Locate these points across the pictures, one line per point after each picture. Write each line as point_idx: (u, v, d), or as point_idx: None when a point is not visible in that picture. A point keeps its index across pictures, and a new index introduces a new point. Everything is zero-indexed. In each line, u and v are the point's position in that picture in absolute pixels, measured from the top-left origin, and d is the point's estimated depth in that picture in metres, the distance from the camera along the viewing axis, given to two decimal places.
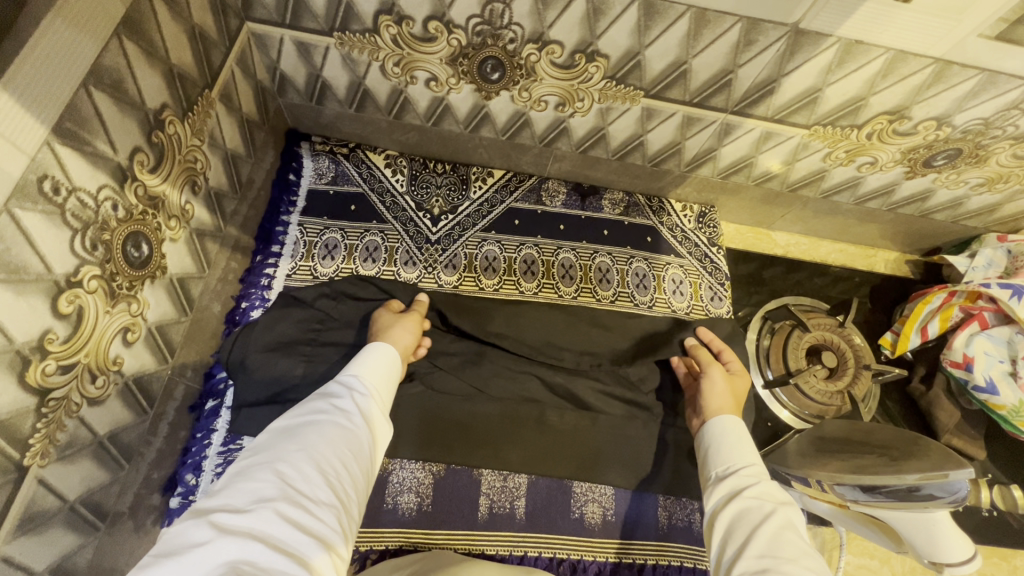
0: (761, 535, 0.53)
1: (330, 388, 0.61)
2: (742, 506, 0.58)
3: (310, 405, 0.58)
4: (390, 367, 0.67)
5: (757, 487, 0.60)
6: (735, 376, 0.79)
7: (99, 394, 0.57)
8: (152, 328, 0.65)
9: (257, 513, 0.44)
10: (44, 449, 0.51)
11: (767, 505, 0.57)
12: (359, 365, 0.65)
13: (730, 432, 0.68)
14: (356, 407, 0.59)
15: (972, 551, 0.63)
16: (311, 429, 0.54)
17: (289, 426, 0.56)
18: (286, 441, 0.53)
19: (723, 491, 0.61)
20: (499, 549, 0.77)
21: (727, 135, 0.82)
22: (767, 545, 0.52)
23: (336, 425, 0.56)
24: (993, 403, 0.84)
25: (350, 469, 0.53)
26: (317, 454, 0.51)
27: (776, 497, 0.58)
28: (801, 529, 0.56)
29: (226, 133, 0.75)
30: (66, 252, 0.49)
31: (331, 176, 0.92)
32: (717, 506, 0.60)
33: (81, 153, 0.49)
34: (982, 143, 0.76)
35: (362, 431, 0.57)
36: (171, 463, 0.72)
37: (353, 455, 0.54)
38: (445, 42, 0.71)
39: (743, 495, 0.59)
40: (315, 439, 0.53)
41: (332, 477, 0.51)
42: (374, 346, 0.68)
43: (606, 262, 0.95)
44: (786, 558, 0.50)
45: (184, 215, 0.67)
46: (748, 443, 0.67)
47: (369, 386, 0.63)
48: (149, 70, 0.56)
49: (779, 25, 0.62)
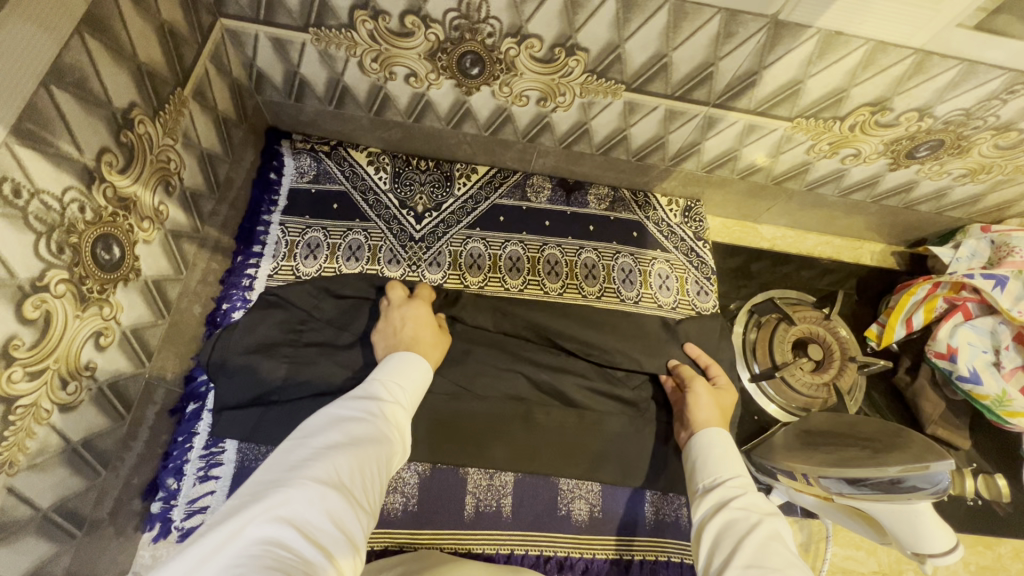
0: (749, 546, 0.54)
1: (377, 380, 0.63)
2: (729, 516, 0.58)
3: (357, 395, 0.60)
4: (428, 374, 0.68)
5: (747, 497, 0.60)
6: (720, 390, 0.79)
7: (71, 400, 0.56)
8: (127, 331, 0.64)
9: (301, 504, 0.47)
10: (12, 458, 0.50)
11: (754, 517, 0.57)
12: (403, 363, 0.66)
13: (721, 442, 0.69)
14: (397, 407, 0.61)
15: (954, 541, 0.62)
16: (356, 422, 0.56)
17: (335, 414, 0.57)
18: (333, 431, 0.55)
19: (712, 499, 0.61)
20: (486, 548, 0.76)
21: (710, 129, 0.82)
22: (755, 556, 0.53)
23: (379, 422, 0.57)
24: (977, 393, 0.85)
25: (384, 470, 0.55)
26: (360, 450, 0.53)
27: (762, 507, 0.59)
28: (787, 538, 0.57)
29: (201, 132, 0.74)
30: (31, 256, 0.48)
31: (313, 175, 0.91)
32: (706, 513, 0.61)
33: (44, 154, 0.48)
34: (964, 134, 0.76)
35: (398, 436, 0.58)
36: (152, 467, 0.71)
37: (390, 457, 0.56)
38: (423, 36, 0.70)
39: (731, 506, 0.59)
40: (359, 435, 0.55)
41: (369, 477, 0.53)
42: (409, 358, 0.67)
43: (592, 258, 0.95)
44: (772, 569, 0.51)
45: (158, 216, 0.66)
46: (735, 455, 0.67)
47: (412, 388, 0.64)
48: (116, 68, 0.54)
49: (758, 16, 0.61)
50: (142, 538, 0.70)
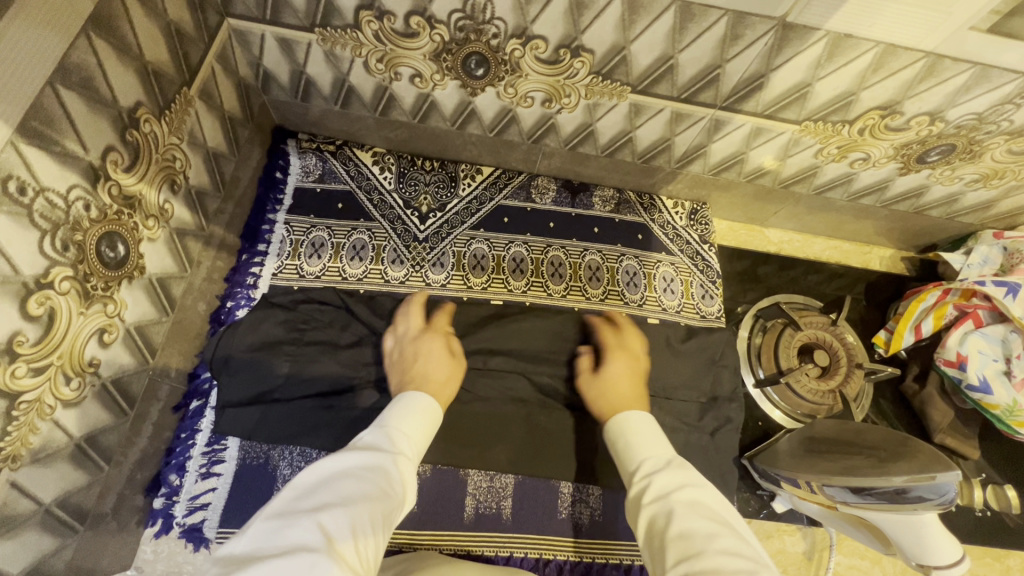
0: (672, 541, 0.51)
1: (380, 431, 0.61)
2: (649, 511, 0.56)
3: (356, 451, 0.57)
4: (430, 425, 0.66)
5: (655, 479, 0.58)
6: (607, 367, 0.75)
7: (75, 396, 0.56)
8: (131, 328, 0.64)
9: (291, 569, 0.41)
10: (15, 453, 0.50)
11: (665, 502, 0.55)
12: (405, 414, 0.64)
13: (632, 416, 0.67)
14: (398, 464, 0.58)
15: (961, 554, 0.61)
16: (355, 481, 0.53)
17: (331, 474, 0.54)
18: (329, 492, 0.51)
19: (632, 496, 0.59)
20: (485, 550, 0.76)
21: (717, 132, 0.81)
22: (679, 548, 0.50)
23: (378, 482, 0.54)
24: (987, 402, 0.83)
25: (379, 533, 0.51)
26: (357, 511, 0.50)
27: (673, 483, 0.57)
28: (708, 506, 0.55)
29: (206, 131, 0.74)
30: (35, 253, 0.48)
31: (318, 174, 0.91)
32: (632, 516, 0.59)
33: (50, 153, 0.48)
34: (976, 139, 0.75)
35: (396, 492, 0.55)
36: (155, 463, 0.72)
37: (384, 518, 0.52)
38: (428, 37, 0.70)
39: (645, 501, 0.57)
40: (356, 496, 0.51)
41: (364, 541, 0.48)
42: (427, 404, 0.67)
43: (596, 260, 0.94)
44: (699, 555, 0.49)
45: (163, 215, 0.66)
46: (640, 428, 0.65)
47: (412, 440, 0.62)
48: (122, 67, 0.54)
49: (766, 18, 0.60)
50: (143, 533, 0.70)
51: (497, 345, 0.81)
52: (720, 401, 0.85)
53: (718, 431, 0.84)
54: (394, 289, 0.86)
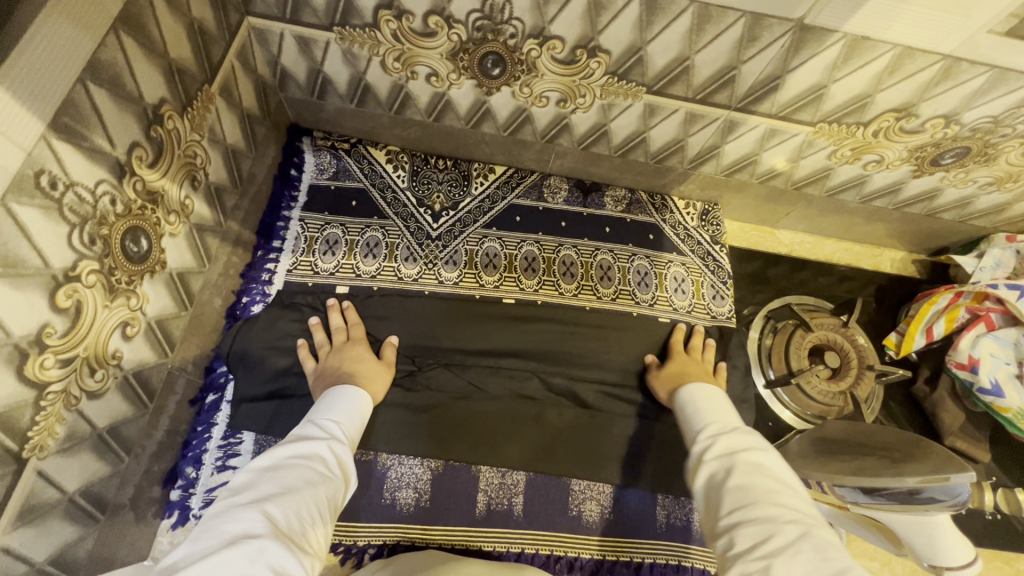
0: (729, 492, 0.51)
1: (311, 425, 0.63)
2: (710, 464, 0.56)
3: (289, 444, 0.59)
4: (361, 418, 0.69)
5: (725, 441, 0.58)
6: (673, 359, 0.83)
7: (99, 387, 0.57)
8: (152, 322, 0.65)
9: (242, 551, 0.42)
10: (43, 442, 0.50)
11: (728, 460, 0.56)
12: (338, 411, 0.67)
13: (698, 391, 0.70)
14: (334, 453, 0.60)
15: (973, 555, 0.62)
16: (293, 468, 0.54)
17: (269, 467, 0.55)
18: (270, 483, 0.52)
19: (694, 454, 0.60)
20: (496, 546, 0.77)
21: (730, 132, 0.81)
22: (734, 497, 0.50)
23: (315, 471, 0.56)
24: (998, 405, 0.83)
25: (324, 514, 0.52)
26: (299, 497, 0.51)
27: (739, 444, 0.57)
28: (774, 467, 0.54)
29: (227, 128, 0.75)
30: (64, 247, 0.48)
31: (332, 171, 0.92)
32: (691, 474, 0.59)
33: (79, 149, 0.48)
34: (991, 142, 0.75)
35: (335, 477, 0.57)
36: (172, 455, 0.73)
37: (328, 501, 0.54)
38: (445, 37, 0.71)
39: (707, 457, 0.57)
40: (297, 483, 0.53)
41: (308, 522, 0.50)
42: (358, 397, 0.70)
43: (608, 260, 0.94)
44: (754, 506, 0.48)
45: (184, 210, 0.67)
46: (716, 406, 0.67)
47: (343, 432, 0.64)
48: (148, 64, 0.55)
49: (783, 20, 0.61)
50: (160, 524, 0.71)
51: (510, 346, 0.84)
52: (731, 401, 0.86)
53: None
54: (407, 287, 0.87)
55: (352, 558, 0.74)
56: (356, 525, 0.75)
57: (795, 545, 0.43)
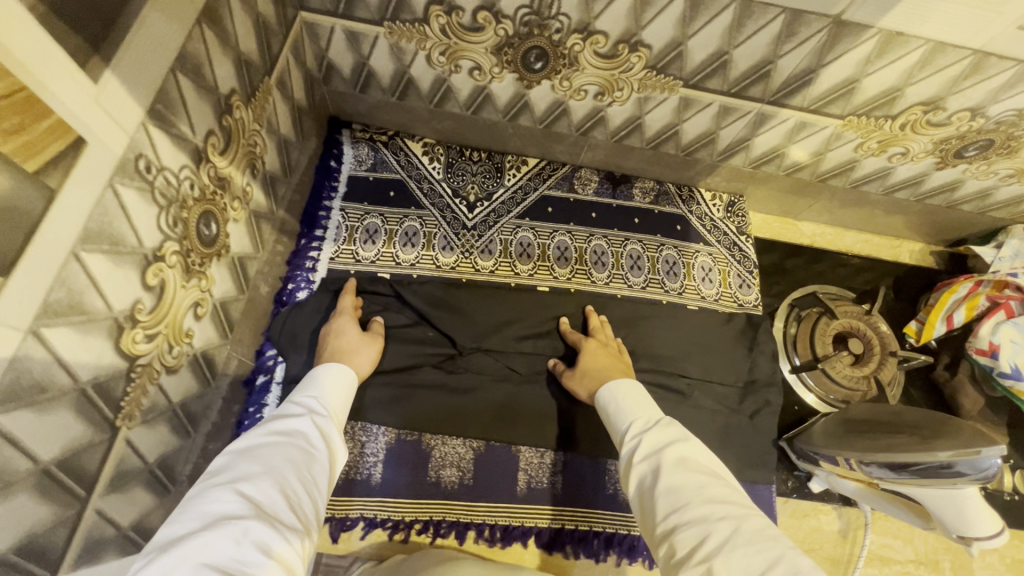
0: (659, 494, 0.54)
1: (293, 401, 0.61)
2: (641, 465, 0.58)
3: (270, 421, 0.57)
4: (345, 391, 0.68)
5: (648, 440, 0.60)
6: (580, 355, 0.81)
7: (174, 363, 0.60)
8: (217, 304, 0.68)
9: (225, 534, 0.41)
10: (131, 413, 0.54)
11: (653, 459, 0.58)
12: (324, 387, 0.66)
13: (620, 389, 0.71)
14: (317, 427, 0.58)
15: (1000, 526, 0.65)
16: (276, 445, 0.53)
17: (249, 445, 0.53)
18: (250, 460, 0.50)
19: (625, 456, 0.62)
20: (537, 522, 0.80)
21: (761, 125, 0.84)
22: (667, 499, 0.53)
23: (298, 446, 0.54)
24: (1018, 389, 0.86)
25: (309, 489, 0.51)
26: (282, 473, 0.50)
27: (663, 439, 0.60)
28: (698, 460, 0.57)
29: (280, 119, 0.78)
30: (154, 227, 0.51)
31: (371, 163, 0.95)
32: (624, 476, 0.61)
33: (169, 135, 0.51)
34: (1014, 134, 0.78)
35: (320, 451, 0.56)
36: (228, 434, 0.76)
37: (314, 476, 0.53)
38: (492, 31, 0.73)
39: (635, 460, 0.59)
40: (279, 459, 0.51)
41: (295, 498, 0.49)
42: (334, 367, 0.70)
43: (637, 250, 0.97)
44: (691, 506, 0.51)
45: (245, 197, 0.70)
46: (642, 399, 0.69)
47: (328, 406, 0.63)
48: (222, 56, 0.58)
49: (822, 16, 0.63)
50: None
51: (547, 331, 0.87)
52: (757, 385, 0.90)
53: (758, 414, 0.89)
54: (445, 274, 0.90)
55: (400, 532, 0.78)
56: (403, 501, 0.78)
57: (729, 541, 0.47)
